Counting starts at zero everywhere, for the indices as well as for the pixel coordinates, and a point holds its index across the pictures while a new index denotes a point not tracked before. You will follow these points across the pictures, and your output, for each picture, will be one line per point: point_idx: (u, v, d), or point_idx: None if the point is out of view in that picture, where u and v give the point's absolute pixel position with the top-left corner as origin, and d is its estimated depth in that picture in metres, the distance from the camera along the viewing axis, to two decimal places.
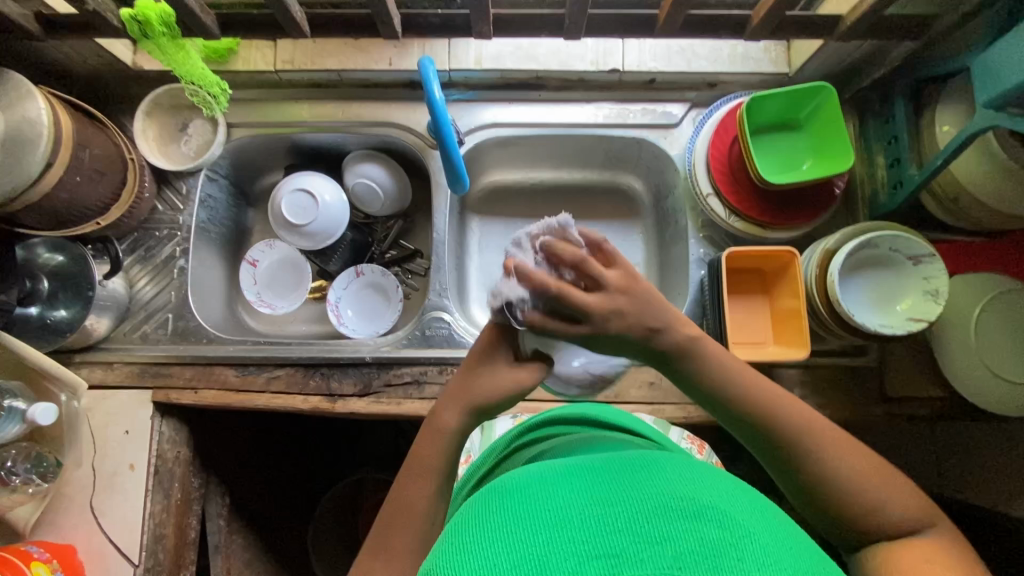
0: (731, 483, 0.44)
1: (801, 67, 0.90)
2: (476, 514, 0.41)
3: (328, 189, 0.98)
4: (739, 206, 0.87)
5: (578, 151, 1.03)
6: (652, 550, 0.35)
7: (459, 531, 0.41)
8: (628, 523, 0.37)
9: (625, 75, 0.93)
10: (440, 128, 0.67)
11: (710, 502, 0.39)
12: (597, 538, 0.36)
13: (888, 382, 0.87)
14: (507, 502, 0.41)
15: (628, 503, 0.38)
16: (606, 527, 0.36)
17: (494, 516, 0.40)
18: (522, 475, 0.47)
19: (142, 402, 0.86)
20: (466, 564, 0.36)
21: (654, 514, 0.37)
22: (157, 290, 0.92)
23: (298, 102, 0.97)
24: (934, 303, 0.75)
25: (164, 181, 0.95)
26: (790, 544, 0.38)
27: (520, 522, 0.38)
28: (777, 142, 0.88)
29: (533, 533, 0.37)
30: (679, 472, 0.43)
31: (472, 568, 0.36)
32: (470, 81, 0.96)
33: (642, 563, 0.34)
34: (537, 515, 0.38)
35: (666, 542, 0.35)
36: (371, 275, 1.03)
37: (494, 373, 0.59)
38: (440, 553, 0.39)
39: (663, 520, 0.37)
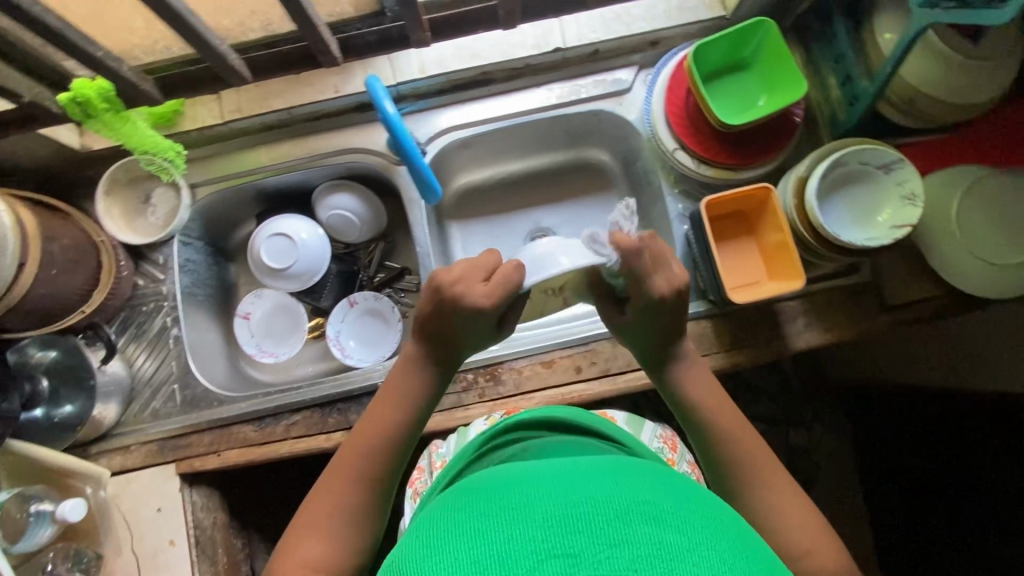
0: (698, 489, 0.44)
1: (737, 8, 0.91)
2: (449, 513, 0.42)
3: (303, 227, 0.98)
4: (706, 153, 0.88)
5: (539, 137, 1.03)
6: (609, 552, 0.35)
7: (425, 526, 0.42)
8: (591, 521, 0.37)
9: (568, 52, 0.93)
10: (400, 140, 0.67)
11: (677, 505, 0.40)
12: (558, 536, 0.36)
13: (886, 292, 0.89)
14: (480, 500, 0.41)
15: (596, 500, 0.38)
16: (569, 525, 0.37)
17: (461, 514, 0.40)
18: (492, 476, 0.47)
19: (167, 477, 0.86)
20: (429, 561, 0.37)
21: (619, 514, 0.37)
22: (157, 364, 0.91)
23: (254, 148, 0.96)
24: (913, 207, 0.76)
25: (139, 256, 0.94)
26: (752, 558, 0.38)
27: (487, 516, 0.39)
28: (729, 85, 0.89)
29: (499, 529, 0.37)
30: (650, 480, 0.43)
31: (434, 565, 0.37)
32: (418, 90, 0.95)
33: (597, 564, 0.34)
34: (504, 511, 0.39)
35: (624, 545, 0.35)
36: (365, 303, 1.03)
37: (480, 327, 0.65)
38: (403, 547, 0.40)
39: (627, 521, 0.37)
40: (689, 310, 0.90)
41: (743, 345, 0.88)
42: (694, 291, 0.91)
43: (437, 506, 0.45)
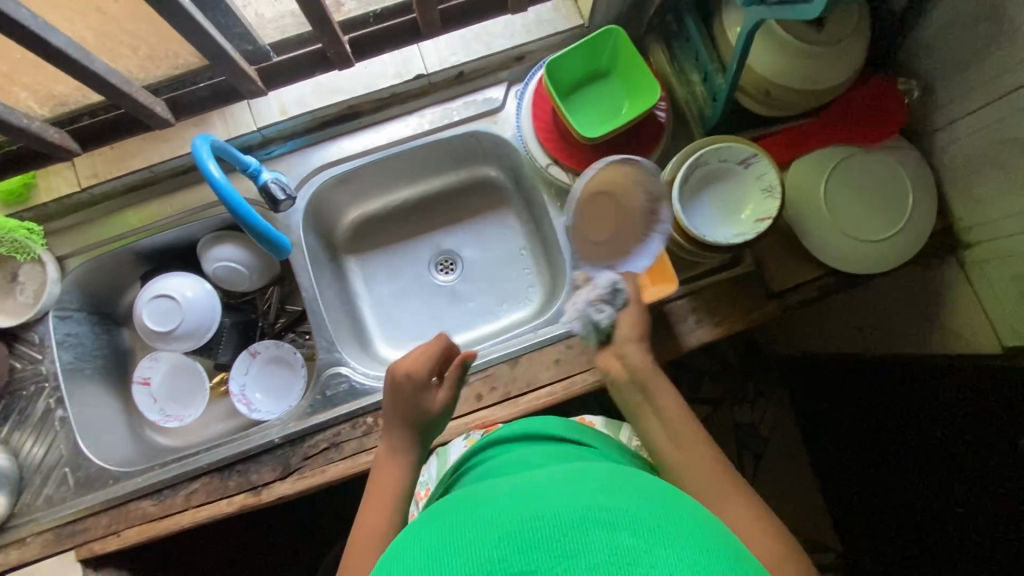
0: (672, 491, 0.44)
1: (593, 15, 0.91)
2: (404, 547, 0.42)
3: (188, 284, 0.95)
4: (578, 166, 0.88)
5: (424, 162, 1.03)
6: (562, 565, 0.35)
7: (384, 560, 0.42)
8: (542, 537, 0.37)
9: (432, 77, 0.92)
10: (227, 201, 0.67)
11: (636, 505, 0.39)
12: (507, 559, 0.36)
13: (771, 279, 0.91)
14: (435, 531, 0.41)
15: (548, 512, 0.38)
16: (519, 543, 0.37)
17: (420, 542, 0.41)
18: (457, 501, 0.47)
19: (68, 565, 0.83)
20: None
21: (577, 523, 0.37)
22: (46, 448, 0.88)
23: (123, 212, 0.93)
24: (773, 199, 0.77)
25: (13, 338, 0.90)
26: (722, 547, 0.37)
27: (441, 549, 0.38)
28: (592, 94, 0.89)
29: (450, 558, 0.37)
30: (607, 483, 0.44)
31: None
32: (285, 132, 0.93)
33: None
34: (455, 541, 0.39)
35: (577, 555, 0.35)
36: (267, 352, 1.00)
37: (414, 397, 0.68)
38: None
39: (582, 529, 0.37)
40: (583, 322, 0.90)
41: None
42: None
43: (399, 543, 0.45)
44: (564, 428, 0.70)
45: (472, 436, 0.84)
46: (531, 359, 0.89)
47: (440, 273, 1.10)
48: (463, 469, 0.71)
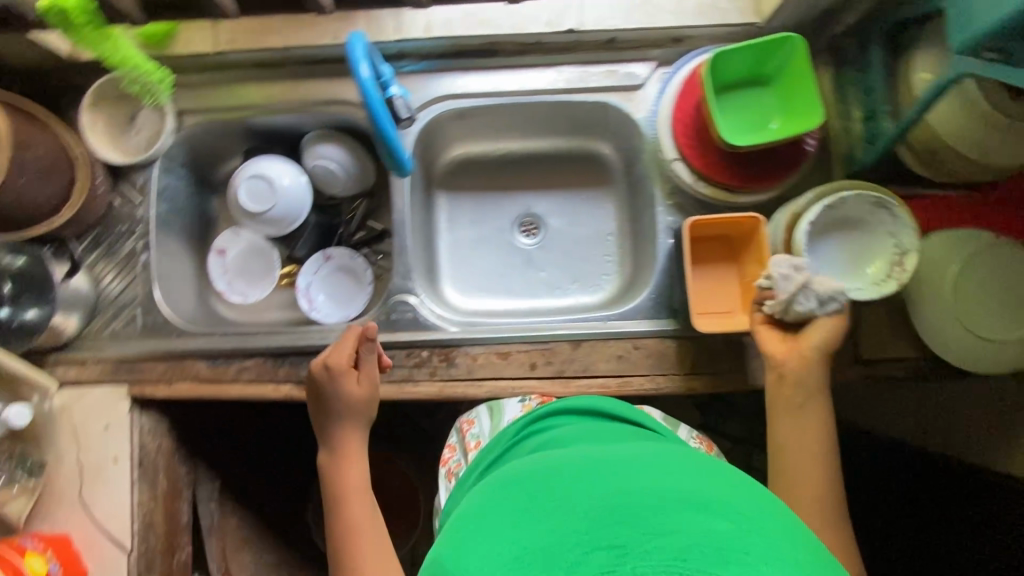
0: (726, 472, 0.53)
1: (772, 17, 0.84)
2: (502, 516, 0.50)
3: (286, 171, 0.96)
4: (704, 169, 0.84)
5: (543, 119, 1.00)
6: (657, 542, 0.43)
7: (478, 523, 0.51)
8: (632, 519, 0.45)
9: (583, 35, 0.87)
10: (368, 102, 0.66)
11: (704, 492, 0.48)
12: (606, 531, 0.44)
13: (863, 344, 0.87)
14: (530, 503, 0.50)
15: (636, 499, 0.46)
16: (613, 521, 0.45)
17: (519, 511, 0.49)
18: (534, 470, 0.55)
19: (118, 398, 0.88)
20: (491, 555, 0.46)
21: (659, 510, 0.45)
22: (124, 285, 0.92)
23: (247, 85, 0.93)
24: (902, 262, 0.73)
25: (119, 175, 0.93)
26: (788, 534, 0.45)
27: (543, 519, 0.47)
28: (743, 99, 0.83)
29: (554, 524, 0.46)
30: (677, 467, 0.51)
31: (494, 558, 0.46)
32: (421, 50, 0.91)
33: (648, 555, 0.42)
34: (554, 511, 0.47)
35: (671, 536, 0.43)
36: (340, 259, 1.02)
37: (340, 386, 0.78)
38: (465, 540, 0.50)
39: (669, 515, 0.45)
40: (656, 327, 0.88)
41: (702, 370, 0.86)
42: (666, 308, 0.89)
43: (486, 503, 0.54)
44: (625, 409, 0.72)
45: (529, 402, 0.82)
46: (594, 347, 0.87)
47: (522, 234, 1.08)
48: (519, 427, 0.73)
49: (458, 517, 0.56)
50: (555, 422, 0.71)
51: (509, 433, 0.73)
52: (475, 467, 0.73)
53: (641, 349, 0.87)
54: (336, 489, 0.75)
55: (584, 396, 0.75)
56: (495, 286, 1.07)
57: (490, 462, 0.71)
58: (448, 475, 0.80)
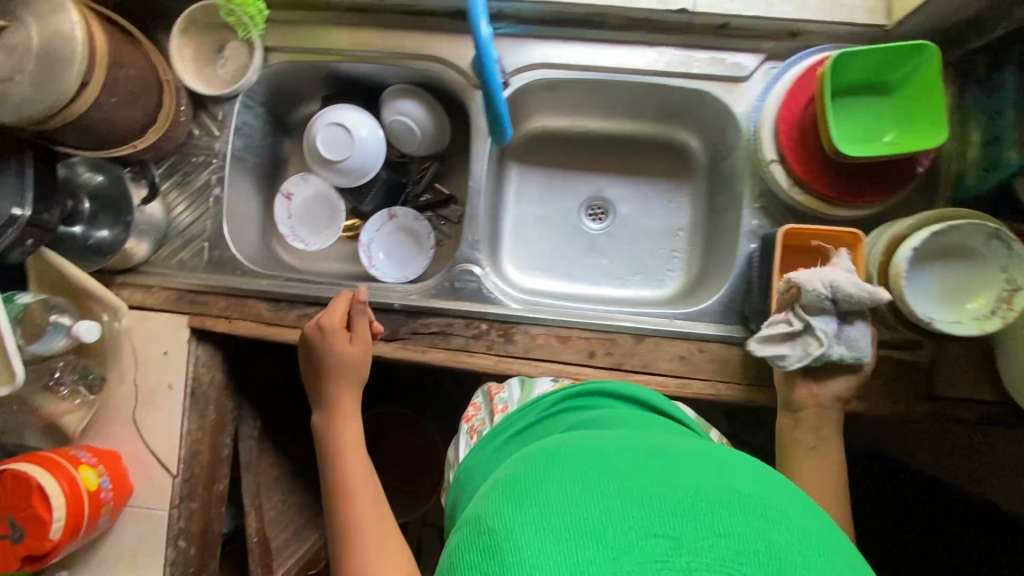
0: (784, 480, 0.49)
1: (902, 22, 0.79)
2: (541, 481, 0.46)
3: (365, 123, 0.94)
4: (804, 176, 0.80)
5: (632, 101, 0.95)
6: (713, 540, 0.40)
7: (517, 483, 0.47)
8: (688, 511, 0.41)
9: (695, 16, 0.83)
10: (483, 64, 0.62)
11: (765, 497, 0.45)
12: (658, 517, 0.41)
13: (938, 381, 0.83)
14: (574, 473, 0.46)
15: (693, 490, 0.43)
16: (667, 508, 0.42)
17: (561, 480, 0.45)
18: (575, 442, 0.51)
19: (179, 326, 0.89)
20: (531, 521, 0.42)
21: (719, 507, 0.42)
22: (194, 218, 0.92)
23: (337, 28, 0.91)
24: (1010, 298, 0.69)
25: (200, 106, 0.92)
26: (842, 552, 0.43)
27: (589, 492, 0.43)
28: (858, 106, 0.78)
29: (601, 500, 0.42)
30: (731, 465, 0.48)
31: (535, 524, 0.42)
32: (521, 13, 0.87)
33: (703, 551, 0.39)
34: (601, 486, 0.44)
35: (729, 536, 0.40)
36: (404, 220, 1.00)
37: (336, 351, 0.78)
38: (501, 500, 0.46)
39: (728, 513, 0.42)
40: (723, 332, 0.85)
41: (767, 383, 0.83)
42: (736, 315, 0.86)
43: (520, 465, 0.50)
44: (659, 397, 0.70)
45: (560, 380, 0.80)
46: (659, 344, 0.85)
47: (589, 218, 1.05)
48: (557, 398, 0.71)
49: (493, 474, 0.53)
50: (599, 403, 0.69)
51: (544, 404, 0.70)
52: (502, 428, 0.70)
53: (706, 352, 0.84)
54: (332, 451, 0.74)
55: (622, 381, 0.73)
56: (555, 266, 1.04)
57: (520, 428, 0.68)
58: (469, 431, 0.77)
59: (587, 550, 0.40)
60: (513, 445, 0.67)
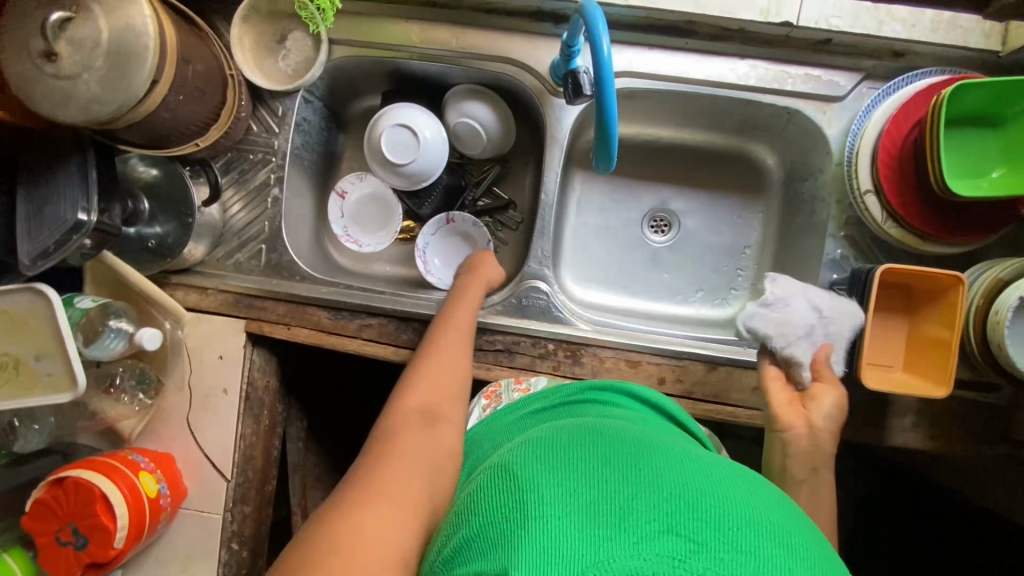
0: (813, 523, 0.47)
1: (1020, 49, 0.74)
2: (572, 460, 0.46)
3: (430, 124, 0.90)
4: (902, 210, 0.76)
5: (711, 113, 0.91)
6: (735, 557, 0.39)
7: (549, 454, 0.48)
8: (717, 521, 0.40)
9: (796, 31, 0.78)
10: (602, 85, 0.59)
11: (795, 531, 0.43)
12: (684, 517, 0.40)
13: (1016, 424, 0.80)
14: (607, 460, 0.46)
15: (723, 502, 0.42)
16: (696, 513, 0.41)
17: (592, 463, 0.46)
18: (608, 432, 0.51)
19: (236, 330, 0.86)
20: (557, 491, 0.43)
21: (747, 525, 0.41)
22: (251, 218, 0.88)
23: (407, 22, 0.85)
24: None
25: (259, 100, 0.87)
26: None
27: (619, 478, 0.44)
28: (966, 139, 0.74)
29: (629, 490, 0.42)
30: (764, 493, 0.47)
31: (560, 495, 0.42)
32: (608, 16, 0.81)
33: (722, 562, 0.38)
34: (631, 477, 0.44)
35: (750, 556, 0.39)
36: (462, 225, 0.97)
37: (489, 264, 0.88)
38: (531, 464, 0.47)
39: (754, 535, 0.40)
40: None
41: None
42: None
43: (553, 442, 0.50)
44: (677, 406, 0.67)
45: None
46: (729, 372, 0.82)
47: (652, 231, 1.01)
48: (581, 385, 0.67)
49: (523, 440, 0.53)
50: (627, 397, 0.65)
51: (567, 389, 0.67)
52: (517, 408, 0.68)
53: None
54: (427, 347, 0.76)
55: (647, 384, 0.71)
56: (615, 279, 1.00)
57: (538, 410, 0.66)
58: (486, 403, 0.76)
59: (607, 527, 0.40)
60: (528, 425, 0.64)
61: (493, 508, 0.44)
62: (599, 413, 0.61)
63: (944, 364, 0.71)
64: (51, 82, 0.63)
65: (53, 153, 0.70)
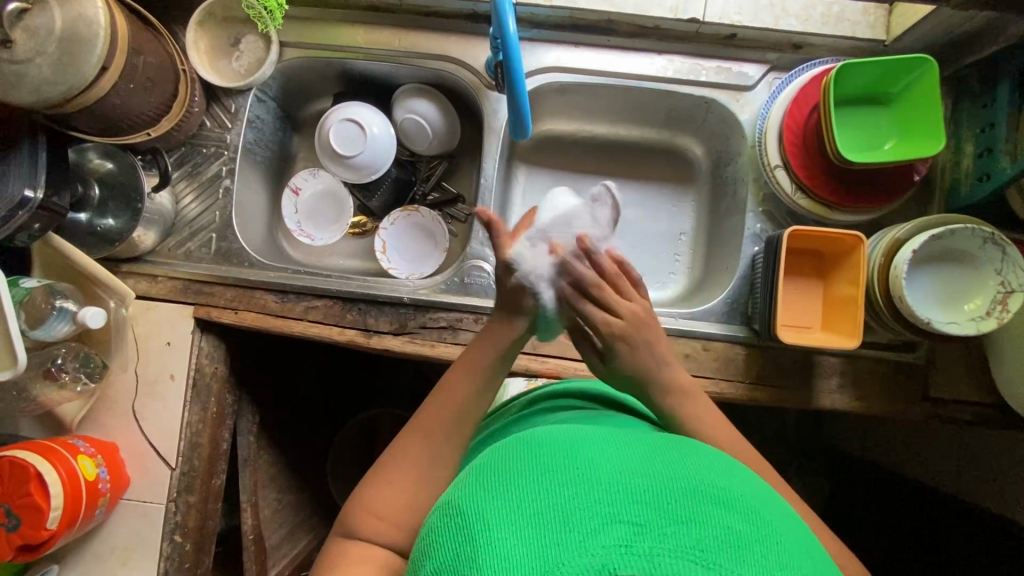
0: (756, 480, 0.46)
1: (901, 37, 0.83)
2: (505, 471, 0.43)
3: (377, 121, 0.95)
4: (808, 182, 0.82)
5: (639, 106, 0.97)
6: (676, 527, 0.36)
7: (486, 471, 0.44)
8: (653, 499, 0.38)
9: (704, 26, 0.86)
10: (510, 64, 0.64)
11: (733, 490, 0.41)
12: (622, 504, 0.37)
13: (933, 382, 0.84)
14: (541, 463, 0.42)
15: (659, 478, 0.40)
16: (633, 496, 0.38)
17: (526, 469, 0.42)
18: (544, 435, 0.48)
19: (184, 316, 0.88)
20: (494, 505, 0.39)
21: (684, 495, 0.38)
22: (203, 209, 0.92)
23: (354, 25, 0.92)
24: (1000, 293, 0.72)
25: (213, 97, 0.92)
26: (807, 551, 0.40)
27: (554, 478, 0.40)
28: (859, 117, 0.81)
29: (564, 489, 0.39)
30: (698, 459, 0.45)
31: (499, 510, 0.39)
32: (536, 18, 0.90)
33: (665, 537, 0.35)
34: (567, 473, 0.40)
35: (690, 523, 0.36)
36: (423, 219, 1.01)
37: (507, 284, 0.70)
38: (469, 486, 0.43)
39: (692, 502, 0.38)
40: (728, 332, 0.87)
41: (768, 383, 0.85)
42: (741, 315, 0.88)
43: (490, 457, 0.47)
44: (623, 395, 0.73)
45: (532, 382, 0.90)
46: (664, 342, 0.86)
47: None
48: (533, 398, 0.73)
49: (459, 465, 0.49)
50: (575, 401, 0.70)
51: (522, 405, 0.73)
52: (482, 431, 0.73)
53: (712, 351, 0.86)
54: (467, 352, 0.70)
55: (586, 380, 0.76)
56: None
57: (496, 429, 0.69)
58: None
59: (553, 535, 0.36)
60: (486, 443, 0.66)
61: (439, 540, 0.40)
62: (546, 418, 0.64)
63: (852, 317, 0.76)
64: (5, 65, 0.67)
65: (4, 137, 0.73)
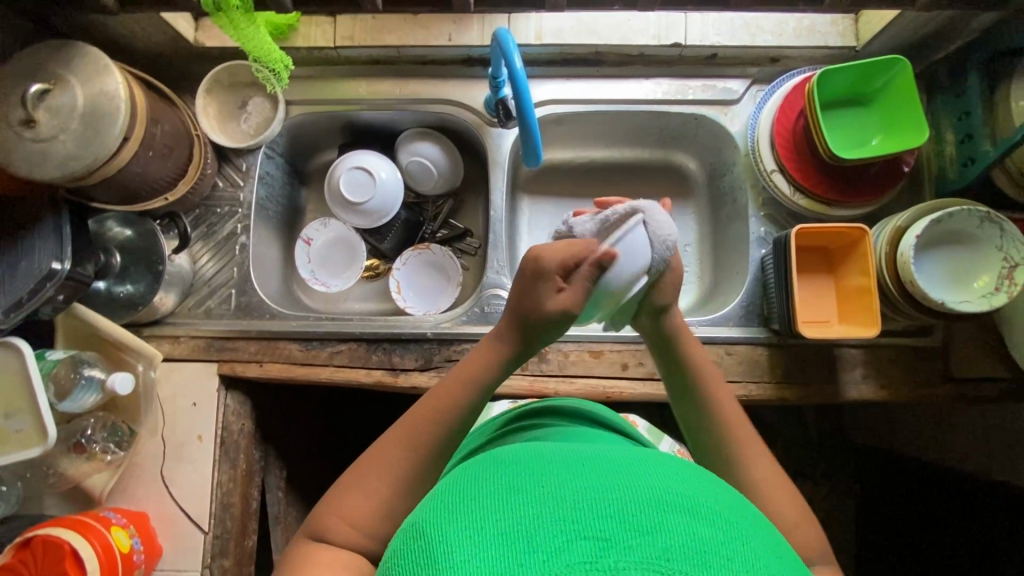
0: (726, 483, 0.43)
1: (870, 41, 0.89)
2: (468, 489, 0.40)
3: (385, 166, 0.98)
4: (805, 182, 0.86)
5: (633, 129, 1.02)
6: (640, 539, 0.34)
7: (449, 489, 0.41)
8: (617, 510, 0.35)
9: (686, 49, 0.92)
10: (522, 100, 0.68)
11: (700, 492, 0.39)
12: (585, 518, 0.35)
13: (953, 362, 0.86)
14: (506, 480, 0.39)
15: (623, 487, 0.37)
16: (597, 509, 0.35)
17: (490, 487, 0.39)
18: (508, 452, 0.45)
19: (209, 374, 0.88)
20: (456, 524, 0.36)
21: (650, 503, 0.36)
22: (219, 267, 0.93)
23: (356, 79, 0.97)
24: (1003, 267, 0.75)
25: (223, 158, 0.95)
26: (777, 551, 0.38)
27: (517, 495, 0.37)
28: (843, 118, 0.86)
29: (527, 506, 0.36)
30: (663, 462, 0.42)
31: (460, 529, 0.36)
32: (528, 56, 0.95)
33: (628, 551, 0.33)
34: (532, 489, 0.37)
35: (656, 533, 0.34)
36: (433, 255, 1.03)
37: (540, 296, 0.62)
38: (429, 507, 0.40)
39: (658, 509, 0.36)
40: (748, 334, 0.88)
41: (794, 381, 0.86)
42: (757, 317, 0.90)
43: (453, 477, 0.43)
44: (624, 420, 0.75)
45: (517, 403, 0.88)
46: None
47: None
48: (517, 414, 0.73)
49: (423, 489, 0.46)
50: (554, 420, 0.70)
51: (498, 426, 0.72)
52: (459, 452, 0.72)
53: (735, 356, 0.87)
54: (459, 363, 0.65)
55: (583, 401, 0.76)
56: None
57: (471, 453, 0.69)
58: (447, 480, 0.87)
59: (515, 554, 0.34)
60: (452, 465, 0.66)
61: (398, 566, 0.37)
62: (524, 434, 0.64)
63: (866, 306, 0.79)
64: (30, 145, 0.70)
65: (27, 215, 0.75)
